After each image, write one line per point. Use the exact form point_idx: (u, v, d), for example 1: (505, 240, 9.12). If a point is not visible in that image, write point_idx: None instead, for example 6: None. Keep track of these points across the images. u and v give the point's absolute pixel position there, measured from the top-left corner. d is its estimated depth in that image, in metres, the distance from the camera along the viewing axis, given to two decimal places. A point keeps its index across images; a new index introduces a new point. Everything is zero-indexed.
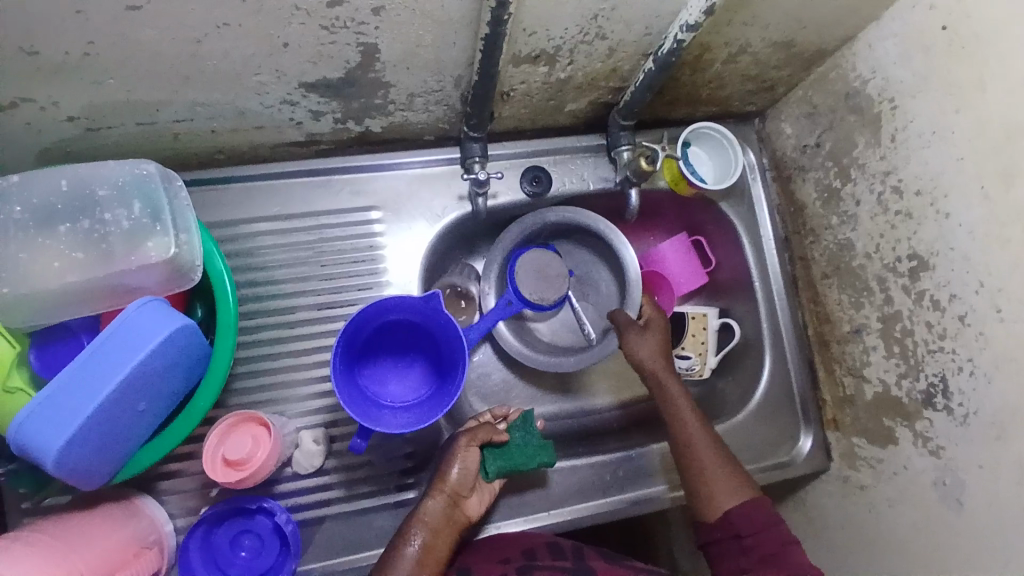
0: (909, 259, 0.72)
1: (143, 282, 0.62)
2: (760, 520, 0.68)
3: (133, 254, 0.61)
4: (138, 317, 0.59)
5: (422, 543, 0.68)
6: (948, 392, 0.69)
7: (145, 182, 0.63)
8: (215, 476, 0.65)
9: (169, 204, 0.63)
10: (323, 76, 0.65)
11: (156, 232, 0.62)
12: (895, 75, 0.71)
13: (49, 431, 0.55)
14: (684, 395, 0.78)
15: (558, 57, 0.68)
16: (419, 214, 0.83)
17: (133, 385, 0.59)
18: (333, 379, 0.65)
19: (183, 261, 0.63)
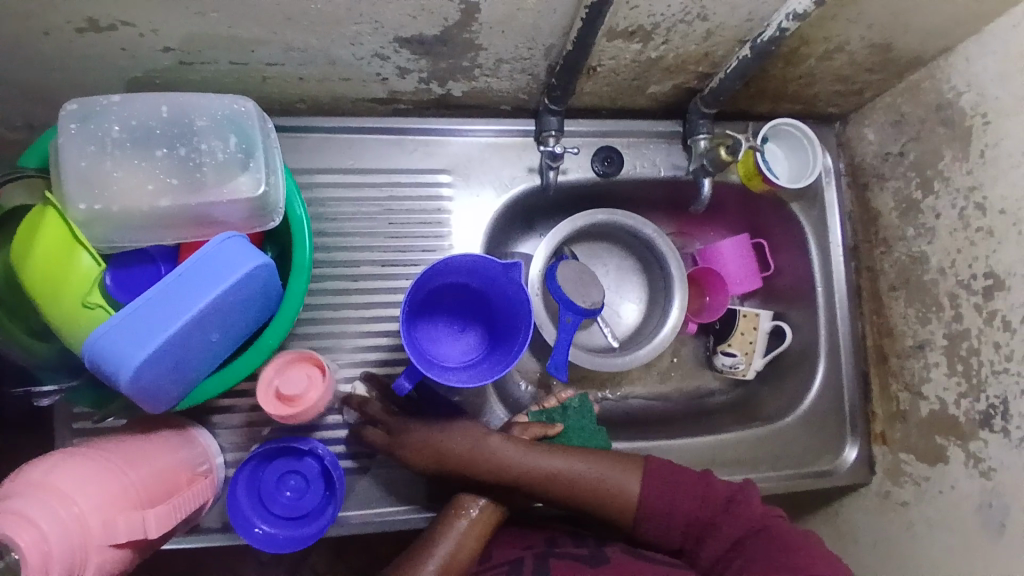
0: (985, 278, 0.70)
1: (228, 215, 0.63)
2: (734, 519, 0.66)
3: (224, 187, 0.62)
4: (227, 249, 0.61)
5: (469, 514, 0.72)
6: (1007, 414, 0.67)
7: (242, 117, 0.64)
8: (265, 405, 0.65)
9: (263, 143, 0.64)
10: (420, 32, 0.65)
11: (247, 167, 0.63)
12: (992, 92, 0.69)
13: (128, 348, 0.57)
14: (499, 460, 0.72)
15: (654, 34, 0.67)
16: (488, 182, 0.84)
17: (211, 313, 0.60)
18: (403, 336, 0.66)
19: (267, 201, 0.64)
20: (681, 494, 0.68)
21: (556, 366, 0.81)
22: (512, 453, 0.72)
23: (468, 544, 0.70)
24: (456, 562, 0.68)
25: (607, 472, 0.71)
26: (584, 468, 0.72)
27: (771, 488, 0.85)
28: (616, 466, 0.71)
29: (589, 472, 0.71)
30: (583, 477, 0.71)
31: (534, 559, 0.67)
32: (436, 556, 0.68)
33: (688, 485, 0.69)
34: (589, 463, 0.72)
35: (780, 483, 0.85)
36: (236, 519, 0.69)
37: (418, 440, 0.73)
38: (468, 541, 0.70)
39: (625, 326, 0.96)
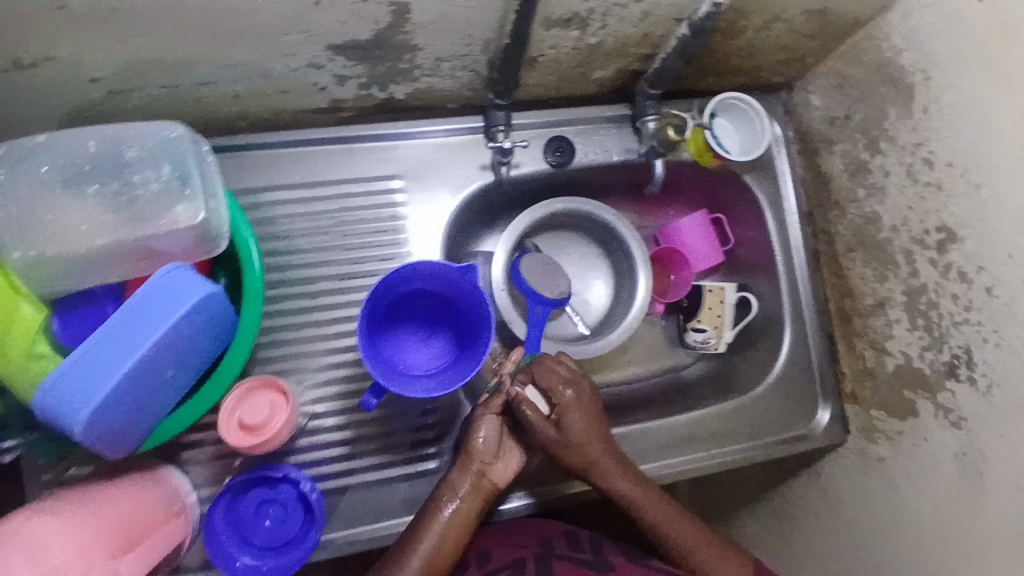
0: (937, 232, 0.71)
1: (170, 246, 0.61)
2: None
3: (162, 218, 0.60)
4: (168, 282, 0.58)
5: (455, 506, 0.70)
6: (971, 362, 0.69)
7: (174, 145, 0.62)
8: (234, 438, 0.64)
9: (198, 168, 0.62)
10: (352, 38, 0.63)
11: (185, 195, 0.61)
12: (930, 47, 0.69)
13: (77, 396, 0.54)
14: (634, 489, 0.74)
15: (591, 20, 0.66)
16: (442, 184, 0.82)
17: (163, 351, 0.58)
18: (361, 347, 0.65)
19: (211, 227, 0.62)
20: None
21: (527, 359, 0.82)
22: (628, 488, 0.73)
23: (453, 538, 0.68)
24: (439, 557, 0.67)
25: (695, 542, 0.71)
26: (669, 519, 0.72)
27: (751, 457, 0.86)
28: (706, 544, 0.70)
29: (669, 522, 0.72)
30: (670, 533, 0.71)
31: (537, 561, 0.70)
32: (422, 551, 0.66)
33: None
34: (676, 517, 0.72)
35: (760, 452, 0.86)
36: (217, 555, 0.68)
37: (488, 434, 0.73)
38: (451, 535, 0.68)
39: (594, 311, 0.97)
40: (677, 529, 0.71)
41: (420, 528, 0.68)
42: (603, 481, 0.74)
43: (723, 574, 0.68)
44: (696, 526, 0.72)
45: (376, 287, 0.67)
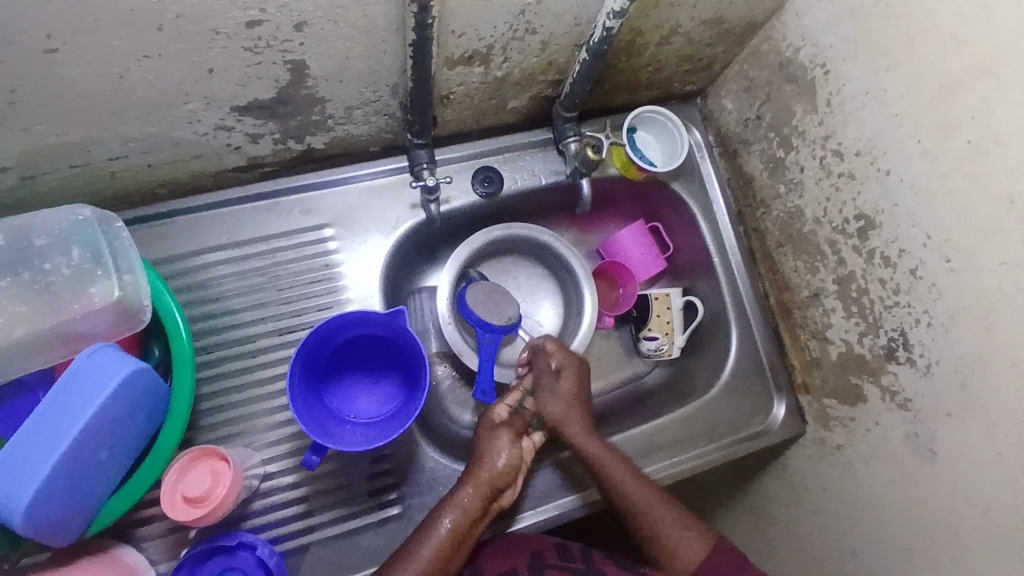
0: (857, 220, 0.72)
1: (91, 328, 0.61)
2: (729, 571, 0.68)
3: (78, 301, 0.60)
4: (69, 383, 0.57)
5: (457, 521, 0.68)
6: (908, 344, 0.69)
7: (84, 227, 0.62)
8: (171, 510, 0.63)
9: (110, 246, 0.62)
10: (255, 98, 0.64)
11: (99, 275, 0.61)
12: (825, 41, 0.70)
13: (13, 488, 0.54)
14: (612, 459, 0.76)
15: (492, 55, 0.68)
16: (373, 226, 0.82)
17: (93, 433, 0.57)
18: (290, 406, 0.65)
19: (130, 302, 0.61)
20: (702, 564, 0.69)
21: (484, 391, 0.83)
22: (603, 454, 0.76)
23: (453, 552, 0.67)
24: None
25: (660, 512, 0.73)
26: (645, 491, 0.74)
27: (713, 460, 0.86)
28: (671, 511, 0.73)
29: (646, 495, 0.74)
30: (637, 496, 0.74)
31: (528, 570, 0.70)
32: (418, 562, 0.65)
33: (724, 561, 0.69)
34: (652, 492, 0.74)
35: (721, 454, 0.86)
36: None
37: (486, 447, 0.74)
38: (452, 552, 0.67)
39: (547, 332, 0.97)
40: (645, 499, 0.73)
41: (420, 544, 0.66)
42: (580, 445, 0.77)
43: (680, 544, 0.71)
44: (664, 499, 0.74)
45: (303, 341, 0.67)
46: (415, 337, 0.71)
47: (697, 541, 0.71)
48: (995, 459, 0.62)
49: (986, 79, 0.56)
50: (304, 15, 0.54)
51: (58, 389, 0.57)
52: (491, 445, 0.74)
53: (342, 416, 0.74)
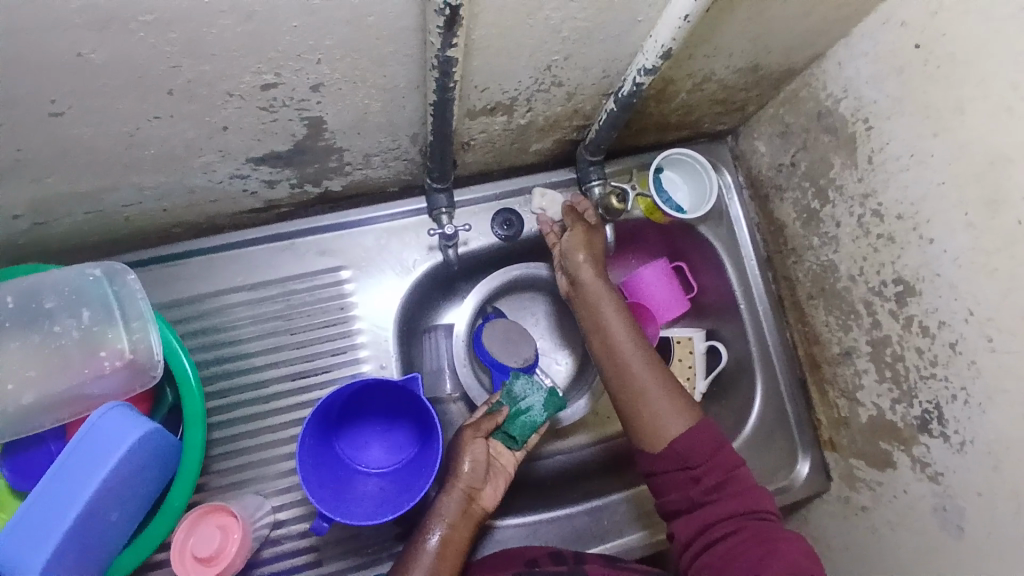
0: (895, 284, 0.68)
1: (101, 389, 0.64)
2: (707, 449, 0.64)
3: (88, 365, 0.63)
4: (82, 446, 0.56)
5: (445, 534, 0.67)
6: (942, 419, 0.66)
7: (93, 286, 0.64)
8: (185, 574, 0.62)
9: (119, 306, 0.65)
10: (270, 150, 0.63)
11: (109, 338, 0.64)
12: (868, 95, 0.66)
13: (26, 553, 0.54)
14: (592, 279, 0.74)
15: (515, 106, 0.65)
16: (389, 268, 0.80)
17: (106, 495, 0.57)
18: (300, 477, 0.63)
19: (141, 361, 0.64)
20: (679, 437, 0.64)
21: None
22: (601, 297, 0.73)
23: (444, 567, 0.65)
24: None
25: (645, 375, 0.68)
26: (620, 332, 0.71)
27: None
28: (658, 382, 0.68)
29: (623, 331, 0.71)
30: (605, 314, 0.72)
31: None
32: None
33: (701, 441, 0.64)
34: (634, 343, 0.70)
35: None
36: None
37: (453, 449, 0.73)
38: (442, 567, 0.65)
39: (564, 371, 0.94)
40: (626, 339, 0.70)
41: (413, 562, 0.65)
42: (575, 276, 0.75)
43: (659, 419, 0.65)
44: (655, 371, 0.68)
45: (312, 413, 0.66)
46: (428, 403, 0.69)
47: (679, 413, 0.66)
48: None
49: None
50: (320, 76, 0.52)
51: (72, 448, 0.56)
52: (455, 456, 0.72)
53: (354, 465, 0.74)
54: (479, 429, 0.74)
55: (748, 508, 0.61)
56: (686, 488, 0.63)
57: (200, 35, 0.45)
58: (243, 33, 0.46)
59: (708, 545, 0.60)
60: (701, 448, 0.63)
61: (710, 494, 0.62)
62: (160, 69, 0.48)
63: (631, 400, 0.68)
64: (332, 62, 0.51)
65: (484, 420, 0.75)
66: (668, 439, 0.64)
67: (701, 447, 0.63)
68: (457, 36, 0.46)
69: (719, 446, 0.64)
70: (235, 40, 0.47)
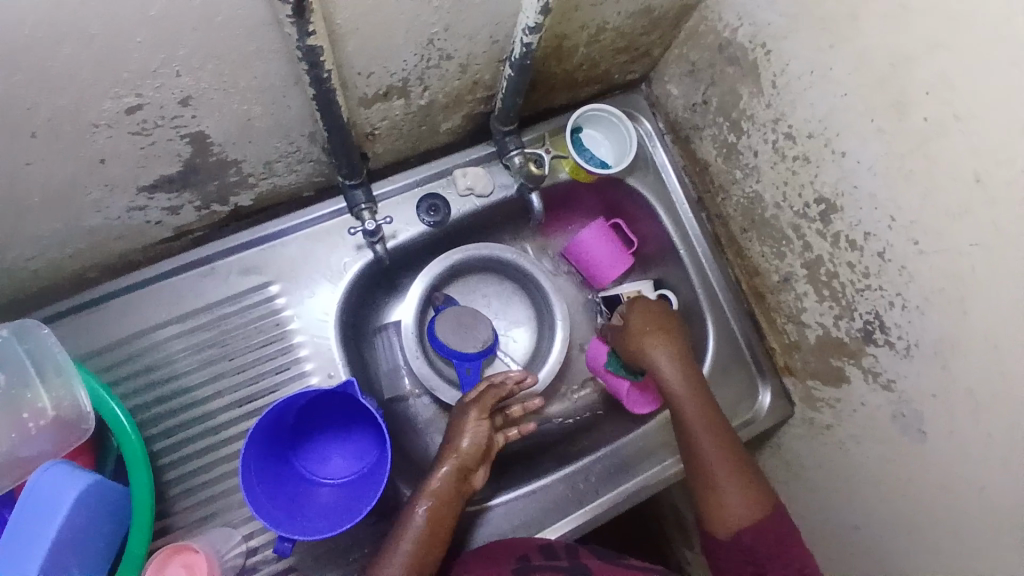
0: (817, 204, 0.69)
1: (32, 451, 0.61)
2: (774, 545, 0.64)
3: (14, 429, 0.62)
4: (29, 503, 0.54)
5: (432, 508, 0.66)
6: (885, 327, 0.66)
7: (3, 346, 0.62)
8: None
9: (34, 363, 0.63)
10: (161, 174, 0.60)
11: (28, 398, 0.62)
12: (763, 18, 0.66)
13: None
14: (689, 398, 0.73)
15: (409, 86, 0.63)
16: (320, 275, 0.77)
17: (65, 547, 0.56)
18: (250, 501, 0.62)
19: (67, 415, 0.62)
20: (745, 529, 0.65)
21: None
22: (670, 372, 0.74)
23: (431, 544, 0.65)
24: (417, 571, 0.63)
25: (721, 463, 0.69)
26: (705, 437, 0.70)
27: None
28: (729, 467, 0.68)
29: (705, 430, 0.71)
30: (685, 406, 0.72)
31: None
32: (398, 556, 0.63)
33: (767, 537, 0.65)
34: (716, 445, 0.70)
35: None
36: None
37: (455, 424, 0.73)
38: (432, 545, 0.65)
39: (522, 347, 0.93)
40: (705, 434, 0.71)
41: (401, 540, 0.65)
42: (649, 361, 0.75)
43: (729, 505, 0.67)
44: (737, 467, 0.69)
45: (254, 433, 0.65)
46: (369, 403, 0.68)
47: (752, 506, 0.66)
48: (987, 437, 0.58)
49: (938, 50, 0.52)
50: (186, 89, 0.50)
51: (11, 528, 0.54)
52: (455, 431, 0.72)
53: (315, 478, 0.74)
54: (482, 408, 0.73)
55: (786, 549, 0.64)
56: (760, 539, 0.64)
57: (43, 70, 0.42)
58: (88, 60, 0.43)
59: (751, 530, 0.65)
60: (769, 543, 0.64)
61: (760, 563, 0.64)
62: (13, 113, 0.45)
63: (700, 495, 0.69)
64: (194, 72, 0.49)
65: (484, 395, 0.75)
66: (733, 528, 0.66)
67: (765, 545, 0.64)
68: (312, 23, 0.44)
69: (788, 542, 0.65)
70: (83, 69, 0.44)
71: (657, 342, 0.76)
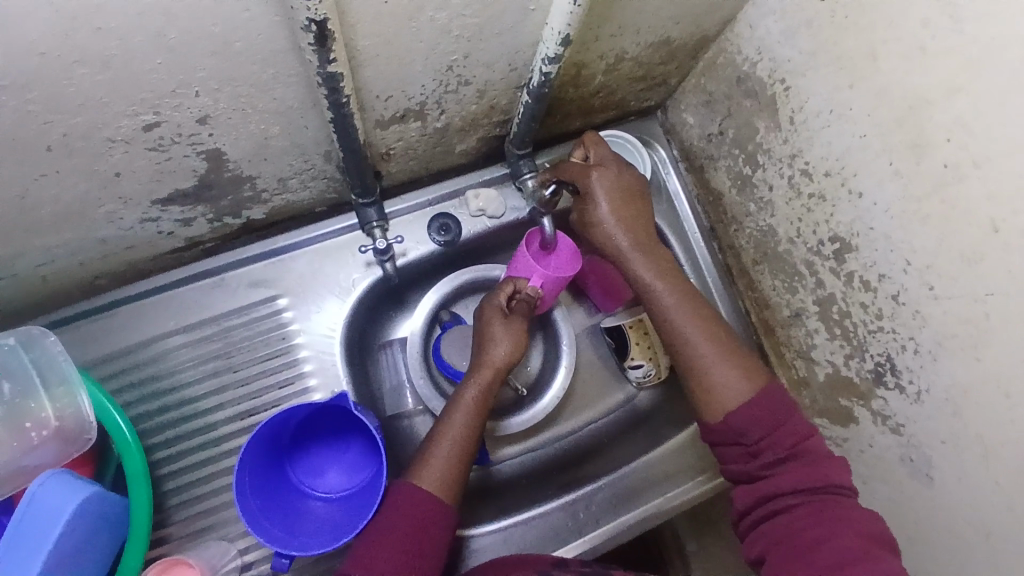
0: (832, 242, 0.68)
1: (35, 461, 0.62)
2: (767, 420, 0.62)
3: (16, 439, 0.62)
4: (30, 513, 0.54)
5: (481, 392, 0.71)
6: (896, 370, 0.65)
7: (10, 355, 0.62)
8: None
9: (41, 370, 0.63)
10: (175, 189, 0.60)
11: (33, 408, 0.62)
12: (782, 54, 0.66)
13: None
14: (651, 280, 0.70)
15: (426, 110, 0.64)
16: (328, 290, 0.77)
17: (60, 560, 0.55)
18: (244, 511, 0.62)
19: (69, 426, 0.62)
20: (737, 409, 0.64)
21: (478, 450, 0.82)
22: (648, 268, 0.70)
23: (467, 447, 0.68)
24: (459, 468, 0.67)
25: (697, 345, 0.68)
26: (686, 320, 0.68)
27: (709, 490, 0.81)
28: (707, 334, 0.68)
29: (684, 322, 0.68)
30: (662, 302, 0.69)
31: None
32: (444, 450, 0.67)
33: (762, 415, 0.63)
34: (722, 368, 0.66)
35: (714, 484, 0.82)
36: None
37: (486, 322, 0.73)
38: (468, 447, 0.69)
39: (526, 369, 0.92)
40: (666, 296, 0.69)
41: (439, 438, 0.68)
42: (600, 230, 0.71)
43: (721, 381, 0.65)
44: (726, 351, 0.67)
45: (254, 440, 0.64)
46: (365, 417, 0.67)
47: (742, 383, 0.65)
48: (995, 488, 0.56)
49: (960, 98, 0.51)
50: (204, 109, 0.50)
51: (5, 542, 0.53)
52: (492, 333, 0.73)
53: (310, 492, 0.73)
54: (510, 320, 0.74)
55: (818, 482, 0.59)
56: (745, 463, 0.63)
57: (61, 88, 0.43)
58: (106, 80, 0.44)
59: (769, 514, 0.60)
60: (766, 417, 0.63)
61: (769, 468, 0.61)
62: (30, 128, 0.45)
63: (687, 370, 0.68)
64: (212, 93, 0.49)
65: (523, 304, 0.75)
66: (728, 410, 0.64)
67: (762, 420, 0.62)
68: (333, 51, 0.44)
69: (784, 413, 0.63)
70: (101, 87, 0.44)
71: (598, 204, 0.70)
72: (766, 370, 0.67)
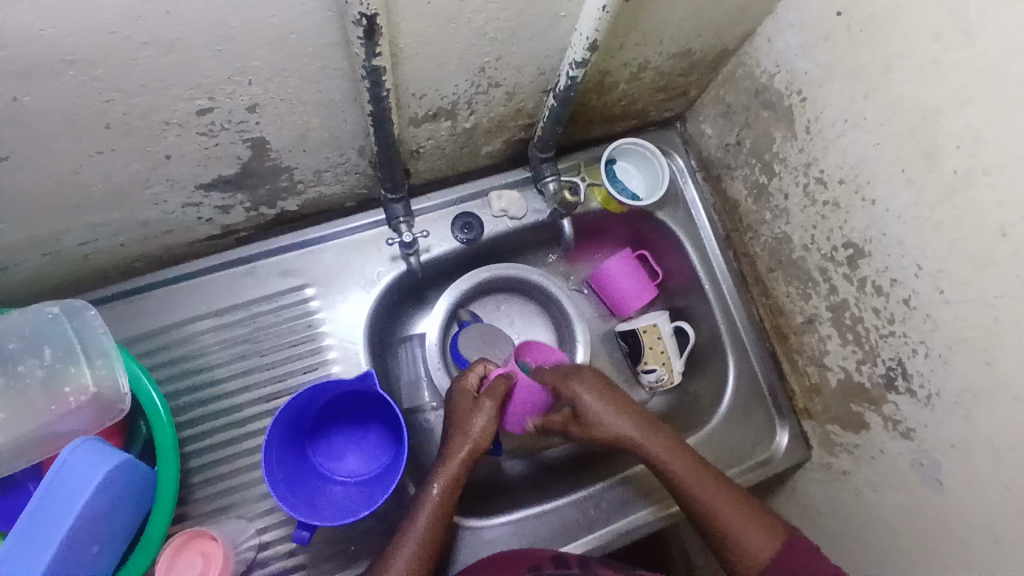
0: (845, 248, 0.70)
1: (71, 427, 0.64)
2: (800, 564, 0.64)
3: (54, 404, 0.64)
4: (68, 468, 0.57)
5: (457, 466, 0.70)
6: (907, 375, 0.66)
7: (55, 323, 0.66)
8: None
9: (82, 336, 0.66)
10: (218, 175, 0.64)
11: (73, 373, 0.65)
12: (799, 67, 0.69)
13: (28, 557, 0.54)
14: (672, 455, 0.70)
15: (457, 110, 0.67)
16: (353, 282, 0.80)
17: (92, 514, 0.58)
18: (270, 481, 0.64)
19: (106, 395, 0.65)
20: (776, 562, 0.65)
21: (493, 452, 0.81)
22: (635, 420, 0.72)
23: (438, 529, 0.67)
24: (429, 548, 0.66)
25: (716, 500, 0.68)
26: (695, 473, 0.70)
27: None
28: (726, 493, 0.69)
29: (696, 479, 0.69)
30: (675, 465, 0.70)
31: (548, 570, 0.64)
32: (412, 537, 0.66)
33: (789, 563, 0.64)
34: (744, 519, 0.67)
35: None
36: None
37: (461, 401, 0.74)
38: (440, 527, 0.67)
39: None
40: (687, 467, 0.70)
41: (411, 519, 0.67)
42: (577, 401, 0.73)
43: (752, 544, 0.66)
44: (724, 490, 0.69)
45: (282, 415, 0.67)
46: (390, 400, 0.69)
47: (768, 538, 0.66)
48: (1006, 491, 0.57)
49: (970, 108, 0.54)
50: (254, 98, 0.54)
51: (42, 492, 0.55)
52: (470, 412, 0.72)
53: (330, 476, 0.75)
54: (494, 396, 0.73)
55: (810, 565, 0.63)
56: None
57: (126, 69, 0.46)
58: (167, 64, 0.47)
59: None
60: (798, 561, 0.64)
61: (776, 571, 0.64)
62: (92, 106, 0.49)
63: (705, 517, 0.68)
64: (263, 82, 0.53)
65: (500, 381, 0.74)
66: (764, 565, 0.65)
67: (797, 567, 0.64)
68: (379, 45, 0.47)
69: (816, 557, 0.65)
70: (162, 70, 0.48)
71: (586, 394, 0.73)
72: (781, 517, 0.69)
